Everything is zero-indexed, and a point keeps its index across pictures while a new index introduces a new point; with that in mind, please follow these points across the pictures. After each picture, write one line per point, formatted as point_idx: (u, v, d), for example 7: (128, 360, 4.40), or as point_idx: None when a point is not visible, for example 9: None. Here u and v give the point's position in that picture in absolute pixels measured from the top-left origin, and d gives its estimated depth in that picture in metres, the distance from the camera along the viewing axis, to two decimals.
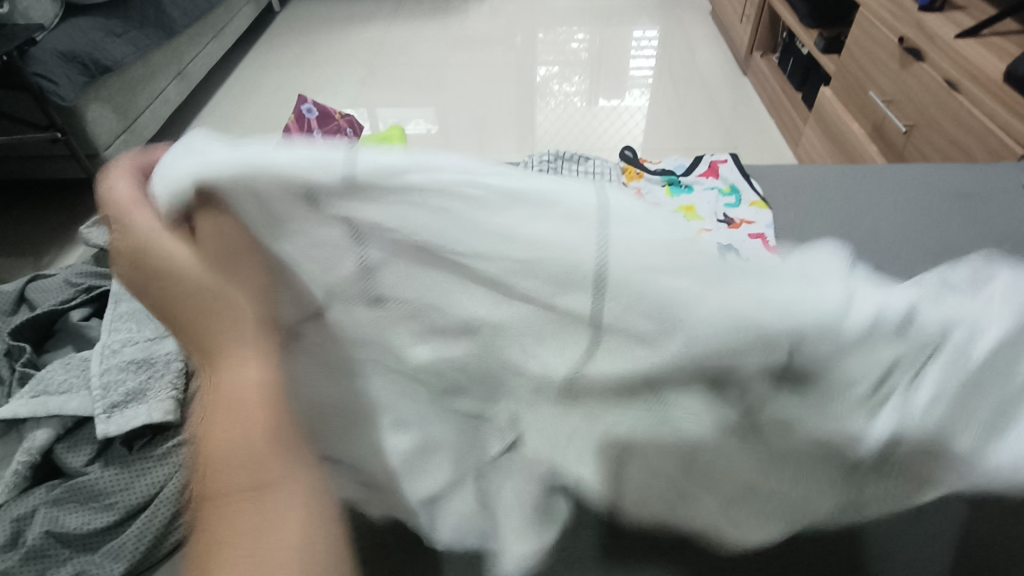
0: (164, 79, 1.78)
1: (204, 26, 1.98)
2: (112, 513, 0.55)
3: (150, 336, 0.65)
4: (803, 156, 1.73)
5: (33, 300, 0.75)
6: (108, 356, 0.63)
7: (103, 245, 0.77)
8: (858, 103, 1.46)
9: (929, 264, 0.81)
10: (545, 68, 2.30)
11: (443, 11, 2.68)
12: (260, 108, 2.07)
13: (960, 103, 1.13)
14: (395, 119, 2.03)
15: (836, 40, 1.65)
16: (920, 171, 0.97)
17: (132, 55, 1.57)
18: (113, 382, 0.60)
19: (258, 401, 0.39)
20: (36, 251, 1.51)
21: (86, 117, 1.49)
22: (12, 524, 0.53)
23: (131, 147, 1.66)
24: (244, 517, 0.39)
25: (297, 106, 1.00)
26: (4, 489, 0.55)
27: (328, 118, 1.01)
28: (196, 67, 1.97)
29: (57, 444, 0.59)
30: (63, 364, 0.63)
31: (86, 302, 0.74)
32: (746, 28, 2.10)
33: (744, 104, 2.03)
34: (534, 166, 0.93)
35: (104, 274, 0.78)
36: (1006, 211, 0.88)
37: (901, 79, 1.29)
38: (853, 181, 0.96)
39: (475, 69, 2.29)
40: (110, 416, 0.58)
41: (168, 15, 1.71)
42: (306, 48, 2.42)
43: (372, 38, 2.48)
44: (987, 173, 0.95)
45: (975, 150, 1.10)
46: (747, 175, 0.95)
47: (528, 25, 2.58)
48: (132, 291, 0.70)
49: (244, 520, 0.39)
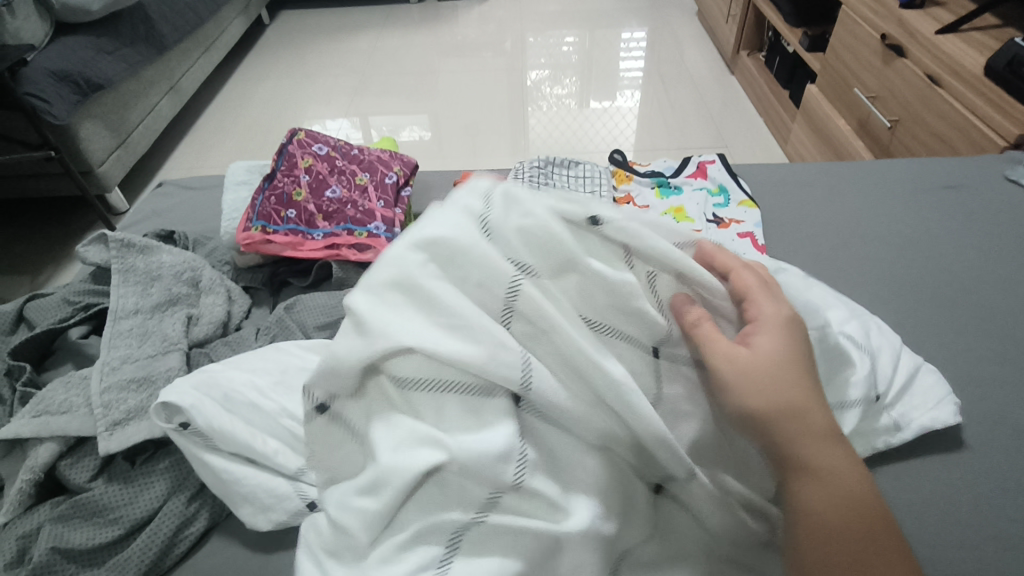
0: (156, 94, 1.79)
1: (195, 40, 1.99)
2: (118, 528, 0.55)
3: (150, 353, 0.67)
4: (791, 153, 1.75)
5: (31, 319, 0.76)
6: (108, 373, 0.63)
7: (100, 262, 0.78)
8: (844, 99, 1.48)
9: (919, 254, 0.83)
10: (537, 72, 2.32)
11: (433, 18, 2.70)
12: (252, 120, 2.08)
13: (942, 98, 1.14)
14: (388, 127, 2.04)
15: (819, 38, 1.68)
16: (906, 165, 0.99)
17: (123, 71, 1.57)
18: (114, 400, 0.61)
19: (797, 399, 0.44)
20: (32, 271, 1.51)
21: (79, 134, 1.49)
22: (18, 541, 0.54)
23: (124, 163, 1.67)
24: (789, 388, 0.44)
25: (364, 155, 0.92)
26: (9, 508, 0.56)
27: (383, 168, 0.90)
28: (189, 81, 1.98)
29: (60, 461, 0.59)
30: (63, 384, 0.63)
31: (84, 320, 0.74)
32: (732, 28, 2.13)
33: (733, 102, 2.05)
34: (524, 173, 0.94)
35: (102, 291, 0.78)
36: (988, 202, 0.90)
37: (884, 75, 1.31)
38: (838, 179, 0.97)
39: (467, 75, 2.31)
40: (112, 433, 0.59)
41: (158, 31, 1.72)
42: (297, 59, 2.43)
43: (363, 47, 2.50)
44: (972, 166, 0.96)
45: (957, 143, 1.12)
46: (735, 174, 0.96)
47: (517, 29, 2.60)
48: (131, 307, 0.71)
49: (779, 383, 0.44)
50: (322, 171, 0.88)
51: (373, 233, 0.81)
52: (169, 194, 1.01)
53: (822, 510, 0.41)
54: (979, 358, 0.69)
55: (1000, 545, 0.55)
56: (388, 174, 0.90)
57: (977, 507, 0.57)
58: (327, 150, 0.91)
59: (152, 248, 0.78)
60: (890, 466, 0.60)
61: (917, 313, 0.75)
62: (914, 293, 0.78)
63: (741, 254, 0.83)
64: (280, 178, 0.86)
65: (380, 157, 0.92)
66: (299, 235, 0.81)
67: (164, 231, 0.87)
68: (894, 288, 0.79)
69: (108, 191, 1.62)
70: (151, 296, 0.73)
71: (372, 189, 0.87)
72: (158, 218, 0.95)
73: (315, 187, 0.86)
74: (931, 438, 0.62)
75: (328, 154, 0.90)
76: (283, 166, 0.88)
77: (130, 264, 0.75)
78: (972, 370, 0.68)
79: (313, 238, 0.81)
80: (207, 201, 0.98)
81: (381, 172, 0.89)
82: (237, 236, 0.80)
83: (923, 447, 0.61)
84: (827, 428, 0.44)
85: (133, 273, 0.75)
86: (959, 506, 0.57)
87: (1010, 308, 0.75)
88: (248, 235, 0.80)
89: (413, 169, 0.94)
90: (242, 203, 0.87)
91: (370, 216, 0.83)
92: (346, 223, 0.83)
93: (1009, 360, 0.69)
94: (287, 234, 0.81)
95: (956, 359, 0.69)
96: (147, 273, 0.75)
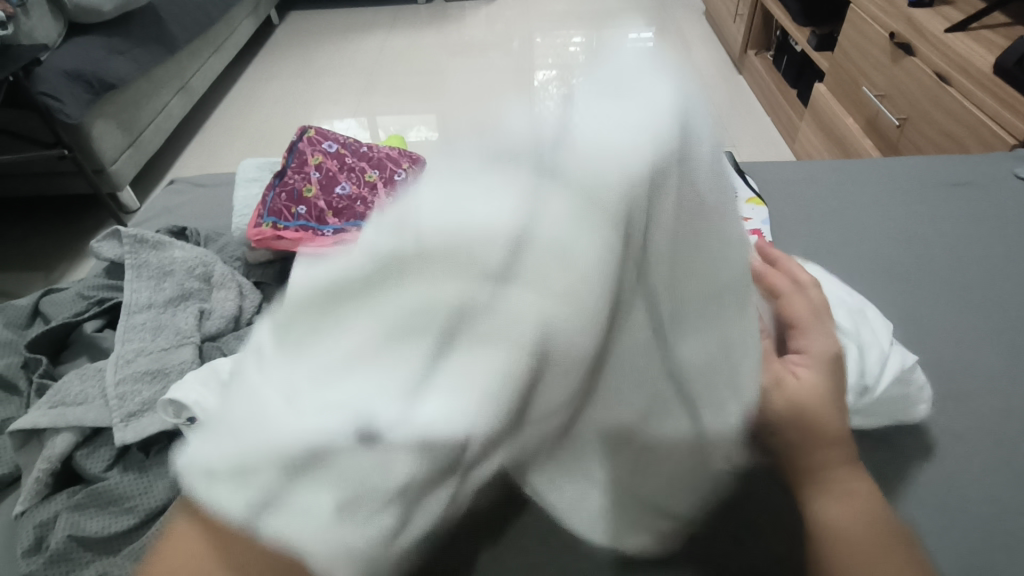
0: (167, 94, 1.81)
1: (205, 40, 2.01)
2: (133, 517, 0.56)
3: (163, 347, 0.68)
4: (799, 152, 1.74)
5: (47, 314, 0.77)
6: (123, 366, 0.64)
7: (114, 258, 0.79)
8: (852, 98, 1.48)
9: (926, 251, 0.83)
10: (544, 72, 2.32)
11: (441, 18, 2.71)
12: (262, 119, 2.09)
13: (951, 96, 1.14)
14: (396, 126, 2.06)
15: (828, 37, 1.68)
16: (914, 162, 0.99)
17: (134, 71, 1.59)
18: (128, 392, 0.62)
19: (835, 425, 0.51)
20: (45, 267, 1.53)
21: (92, 133, 1.51)
22: (35, 529, 0.55)
23: (136, 162, 1.69)
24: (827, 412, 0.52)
25: (373, 152, 0.92)
26: (27, 497, 0.57)
27: (392, 165, 0.91)
28: (199, 81, 2.00)
29: (77, 451, 0.60)
30: (78, 375, 0.64)
31: (99, 314, 0.76)
32: (739, 28, 2.13)
33: (741, 102, 2.05)
34: None
35: (116, 286, 0.79)
36: (997, 199, 0.90)
37: (893, 74, 1.31)
38: (846, 176, 0.97)
39: (474, 75, 2.31)
40: (127, 424, 0.60)
41: (169, 32, 1.74)
42: (305, 60, 2.45)
43: (371, 47, 2.51)
44: (981, 163, 0.96)
45: (966, 141, 1.12)
46: (742, 171, 0.96)
47: (525, 29, 2.61)
48: (144, 302, 0.72)
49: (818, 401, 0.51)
50: (333, 169, 0.89)
51: None
52: (180, 190, 1.02)
53: (847, 521, 0.48)
54: (987, 355, 0.69)
55: (1004, 538, 0.55)
56: (398, 171, 0.90)
57: (983, 503, 0.57)
58: (337, 147, 0.92)
59: (164, 244, 0.79)
60: (895, 460, 0.60)
61: (923, 310, 0.75)
62: (921, 289, 0.78)
63: None
64: (291, 174, 0.87)
65: (389, 155, 0.93)
66: (309, 231, 0.82)
67: (176, 227, 0.88)
68: (901, 284, 0.79)
69: (120, 190, 1.64)
70: (164, 291, 0.74)
71: (381, 186, 0.87)
72: (170, 215, 0.97)
73: (325, 184, 0.87)
74: (937, 434, 0.62)
75: (338, 151, 0.91)
76: (293, 163, 0.89)
77: (143, 260, 0.77)
78: (979, 366, 0.68)
79: (323, 234, 0.82)
80: (219, 199, 1.00)
81: (390, 169, 0.90)
82: (248, 232, 0.81)
83: (928, 442, 0.62)
84: (850, 458, 0.51)
85: (146, 269, 0.76)
86: (965, 502, 0.57)
87: (1018, 305, 0.75)
88: (259, 232, 0.81)
89: None
90: (253, 200, 0.89)
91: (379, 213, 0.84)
92: (355, 219, 0.84)
93: (1017, 358, 0.69)
94: (298, 230, 0.82)
95: (962, 356, 0.70)
96: (160, 268, 0.76)
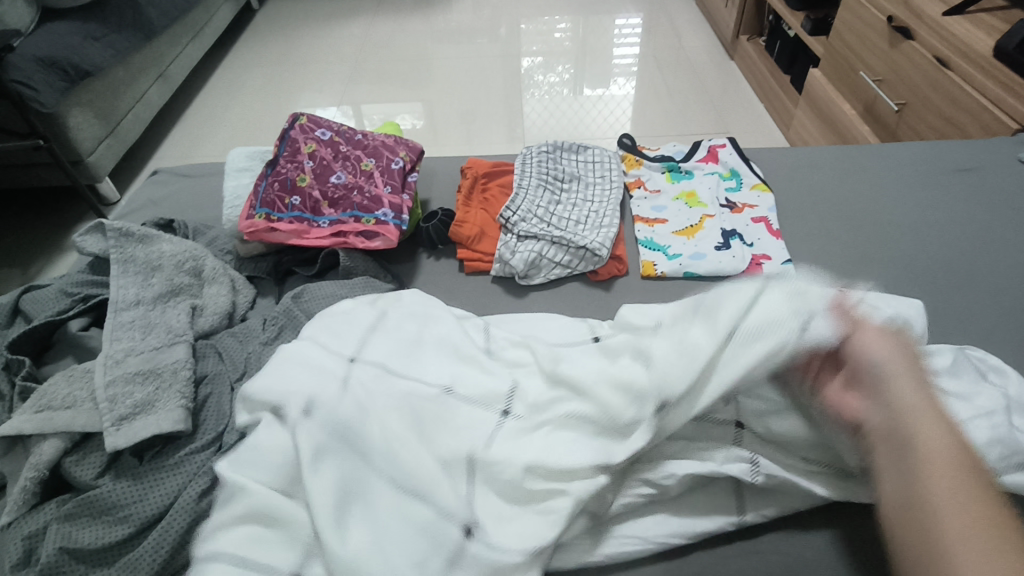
0: (145, 81, 1.74)
1: (182, 26, 1.93)
2: (128, 526, 0.53)
3: (154, 346, 0.64)
4: (795, 139, 1.73)
5: (27, 312, 0.73)
6: (112, 366, 0.61)
7: (98, 252, 0.75)
8: (849, 84, 1.47)
9: (935, 236, 0.82)
10: (529, 59, 2.28)
11: (425, 3, 2.64)
12: (244, 108, 2.03)
13: (952, 81, 1.13)
14: (382, 115, 2.01)
15: (822, 22, 1.65)
16: (919, 147, 0.98)
17: (111, 58, 1.52)
18: (119, 394, 0.59)
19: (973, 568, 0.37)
20: (23, 262, 1.48)
21: (68, 123, 1.45)
22: (24, 541, 0.52)
23: (115, 152, 1.63)
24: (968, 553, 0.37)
25: (365, 138, 0.89)
26: (13, 507, 0.54)
27: (386, 154, 0.87)
28: (177, 69, 1.92)
29: (66, 458, 0.57)
30: (66, 376, 0.61)
31: (84, 312, 0.72)
32: (731, 14, 2.10)
33: (733, 88, 2.03)
34: (533, 158, 0.94)
35: (101, 282, 0.76)
36: (1003, 184, 0.89)
37: (891, 58, 1.29)
38: (848, 162, 0.96)
39: (462, 62, 2.26)
40: (119, 428, 0.57)
41: (145, 16, 1.67)
42: (287, 46, 2.38)
43: (356, 33, 2.45)
44: (984, 148, 0.95)
45: (969, 127, 1.11)
46: (746, 158, 0.95)
47: (510, 16, 2.54)
48: (131, 298, 0.69)
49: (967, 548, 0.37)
50: (327, 157, 0.86)
51: (381, 220, 0.79)
52: (166, 181, 0.98)
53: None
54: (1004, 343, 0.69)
55: None
56: (394, 159, 0.87)
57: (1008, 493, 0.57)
58: (331, 135, 0.89)
59: (151, 237, 0.76)
60: None
61: (935, 296, 0.74)
62: (933, 276, 0.77)
63: (755, 239, 0.83)
64: (284, 163, 0.84)
65: (381, 141, 0.90)
66: (304, 223, 0.79)
67: (162, 219, 0.84)
68: (911, 272, 0.78)
69: (99, 181, 1.58)
70: (152, 286, 0.71)
71: (378, 175, 0.85)
72: (156, 207, 0.93)
73: (316, 175, 0.83)
74: None
75: (332, 139, 0.88)
76: (285, 152, 0.86)
77: (129, 255, 0.73)
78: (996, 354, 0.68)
79: (319, 226, 0.79)
80: (206, 189, 0.96)
81: (386, 157, 0.87)
82: (240, 224, 0.78)
83: None
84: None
85: (132, 263, 0.72)
86: None
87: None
88: (251, 223, 0.78)
89: (418, 154, 0.92)
90: (243, 190, 0.85)
91: (377, 203, 0.81)
92: (352, 210, 0.81)
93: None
94: (292, 222, 0.79)
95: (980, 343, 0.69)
96: (147, 263, 0.72)
